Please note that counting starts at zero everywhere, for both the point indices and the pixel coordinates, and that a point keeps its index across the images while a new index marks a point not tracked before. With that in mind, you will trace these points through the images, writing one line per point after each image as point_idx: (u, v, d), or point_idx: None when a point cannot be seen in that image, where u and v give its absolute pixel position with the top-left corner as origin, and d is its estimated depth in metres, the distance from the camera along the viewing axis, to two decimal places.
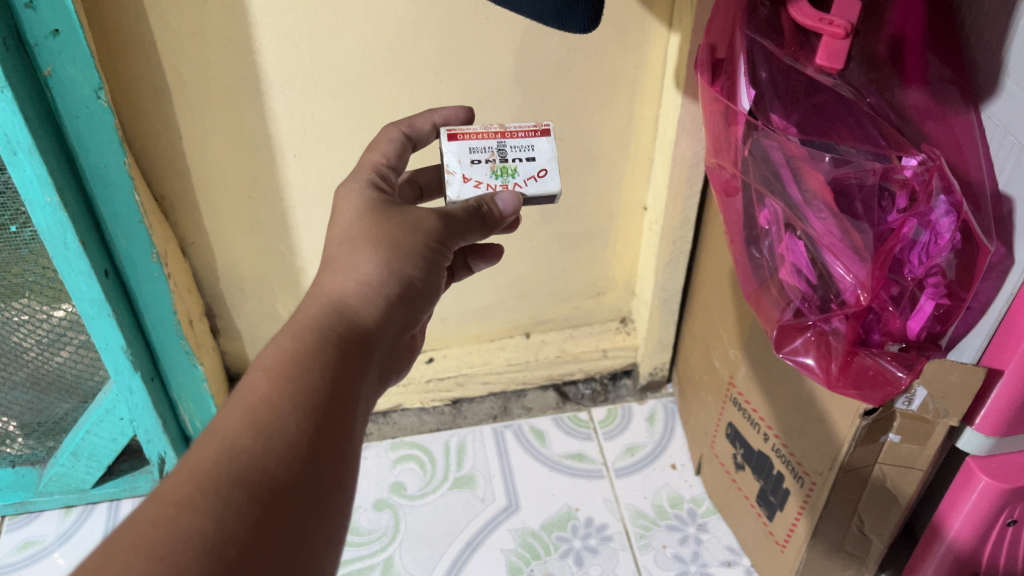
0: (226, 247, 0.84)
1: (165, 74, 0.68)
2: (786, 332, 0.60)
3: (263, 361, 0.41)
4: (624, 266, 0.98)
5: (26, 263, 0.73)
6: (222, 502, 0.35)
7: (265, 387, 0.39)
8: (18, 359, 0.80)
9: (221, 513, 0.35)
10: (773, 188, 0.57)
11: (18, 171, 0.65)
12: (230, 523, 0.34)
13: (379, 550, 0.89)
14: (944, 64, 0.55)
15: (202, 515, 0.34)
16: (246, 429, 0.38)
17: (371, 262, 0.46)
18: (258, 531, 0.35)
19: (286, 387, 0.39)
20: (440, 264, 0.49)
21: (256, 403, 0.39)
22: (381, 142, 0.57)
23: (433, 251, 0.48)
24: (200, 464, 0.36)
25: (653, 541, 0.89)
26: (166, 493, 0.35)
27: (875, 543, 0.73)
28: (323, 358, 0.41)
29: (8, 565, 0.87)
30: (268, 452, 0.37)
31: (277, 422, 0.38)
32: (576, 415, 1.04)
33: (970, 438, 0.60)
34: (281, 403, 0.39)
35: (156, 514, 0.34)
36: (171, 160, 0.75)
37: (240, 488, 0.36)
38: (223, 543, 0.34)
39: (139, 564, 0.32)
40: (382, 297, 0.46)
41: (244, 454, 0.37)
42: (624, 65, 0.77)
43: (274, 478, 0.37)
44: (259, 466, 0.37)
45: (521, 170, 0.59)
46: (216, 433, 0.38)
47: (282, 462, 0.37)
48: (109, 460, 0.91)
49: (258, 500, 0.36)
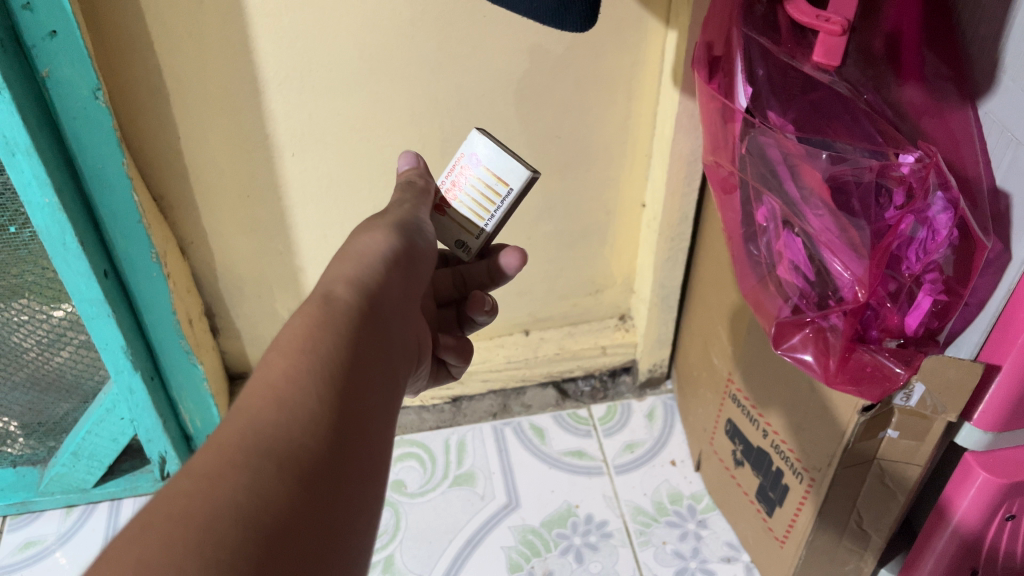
0: (225, 246, 0.84)
1: (162, 75, 0.68)
2: (784, 329, 0.61)
3: (280, 343, 0.40)
4: (623, 263, 0.99)
5: (25, 264, 0.74)
6: (253, 472, 0.33)
7: (281, 362, 0.38)
8: (18, 359, 0.80)
9: (255, 484, 0.33)
10: (771, 185, 0.57)
11: (17, 172, 0.65)
12: (267, 494, 0.33)
13: (382, 547, 0.90)
14: (940, 61, 0.55)
15: (236, 486, 0.32)
16: (270, 404, 0.36)
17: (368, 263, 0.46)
18: (297, 505, 0.33)
19: (304, 360, 0.39)
20: (424, 231, 0.53)
21: (277, 378, 0.38)
22: None
23: (407, 222, 0.53)
24: (230, 441, 0.34)
25: (653, 537, 0.89)
26: (198, 466, 0.33)
27: (874, 539, 0.73)
28: (332, 326, 0.41)
29: (9, 565, 0.88)
30: (293, 421, 0.36)
31: (303, 396, 0.37)
32: (576, 412, 1.04)
33: (968, 433, 0.61)
34: (300, 373, 0.38)
35: (189, 487, 0.32)
36: (169, 160, 0.75)
37: (271, 460, 0.34)
38: (260, 512, 0.32)
39: (178, 531, 0.30)
40: (376, 263, 0.47)
41: (270, 426, 0.36)
42: (622, 62, 0.77)
43: (302, 446, 0.35)
44: (285, 435, 0.35)
45: None
46: (242, 412, 0.36)
47: (311, 431, 0.36)
48: (109, 460, 0.91)
49: (290, 470, 0.34)
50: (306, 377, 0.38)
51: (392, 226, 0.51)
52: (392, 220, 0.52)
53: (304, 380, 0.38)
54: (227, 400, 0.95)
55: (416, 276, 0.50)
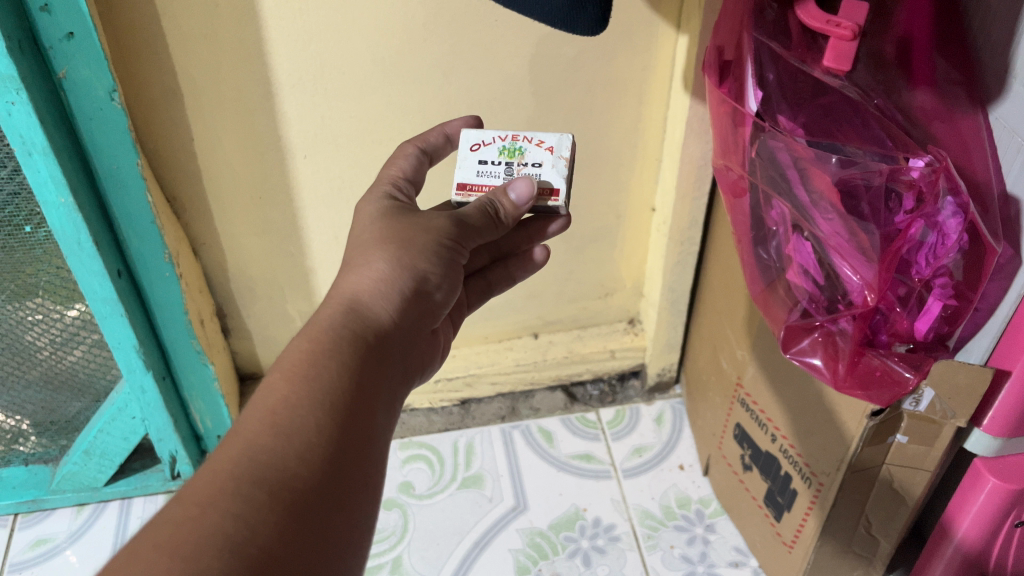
0: (237, 248, 0.85)
1: (177, 76, 0.69)
2: (793, 332, 0.60)
3: (283, 365, 0.43)
4: (634, 266, 0.99)
5: (39, 263, 0.74)
6: (243, 499, 0.36)
7: (284, 388, 0.42)
8: (31, 358, 0.81)
9: (243, 511, 0.36)
10: (781, 189, 0.57)
11: (33, 173, 0.65)
12: (254, 521, 0.36)
13: (387, 550, 0.90)
14: (950, 65, 0.55)
15: (224, 513, 0.36)
16: (266, 429, 0.40)
17: (371, 269, 0.49)
18: (283, 534, 0.36)
19: (304, 385, 0.42)
20: (457, 261, 0.52)
21: (276, 404, 0.41)
22: (398, 157, 0.59)
23: (447, 246, 0.51)
24: (223, 465, 0.38)
25: (660, 541, 0.89)
26: (189, 493, 0.37)
27: (883, 545, 0.72)
28: (332, 352, 0.44)
29: (20, 563, 0.88)
30: (287, 449, 0.39)
31: (296, 422, 0.40)
32: (584, 416, 1.04)
33: (978, 439, 0.60)
34: (298, 403, 0.41)
35: (178, 513, 0.36)
36: (183, 162, 0.75)
37: (261, 488, 0.37)
38: (246, 542, 0.35)
39: (163, 562, 0.33)
40: (394, 291, 0.48)
41: (264, 452, 0.39)
42: (633, 65, 0.77)
43: (296, 475, 0.39)
44: (278, 462, 0.39)
45: (528, 153, 0.60)
46: (239, 435, 0.40)
47: (303, 460, 0.39)
48: (121, 459, 0.91)
49: (279, 497, 0.37)
50: (305, 405, 0.41)
51: (427, 246, 0.50)
52: (429, 235, 0.51)
53: (302, 408, 0.41)
54: (238, 406, 0.96)
55: (437, 305, 0.51)
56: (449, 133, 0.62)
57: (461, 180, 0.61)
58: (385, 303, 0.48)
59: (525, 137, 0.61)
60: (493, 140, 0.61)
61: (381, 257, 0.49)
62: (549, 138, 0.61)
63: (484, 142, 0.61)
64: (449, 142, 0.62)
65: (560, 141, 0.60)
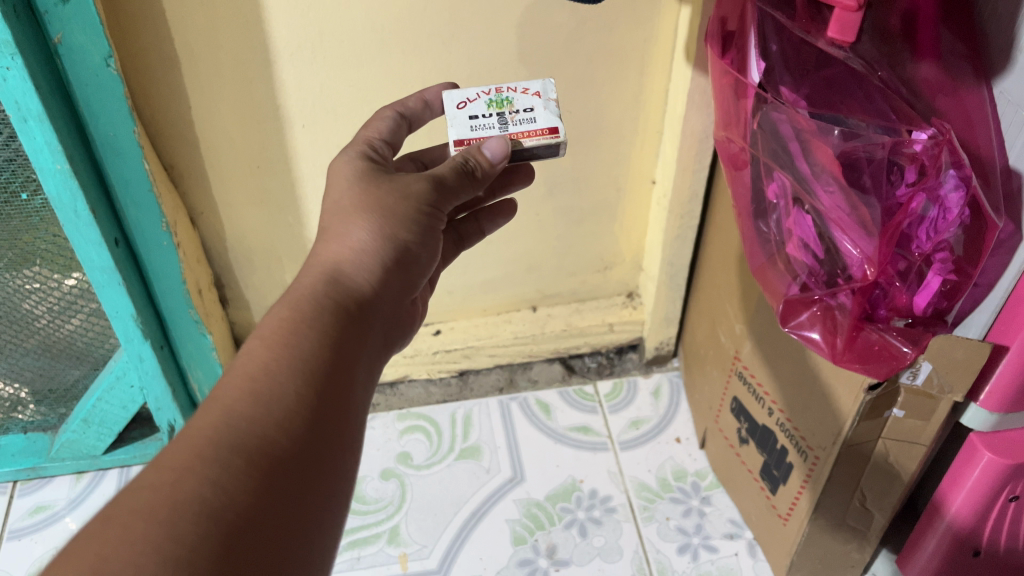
0: (235, 218, 0.84)
1: (174, 44, 0.68)
2: (793, 306, 0.60)
3: (262, 331, 0.43)
4: (633, 240, 0.98)
5: (36, 231, 0.74)
6: (221, 466, 0.37)
7: (263, 355, 0.42)
8: (29, 326, 0.81)
9: (221, 478, 0.36)
10: (782, 161, 0.57)
11: (28, 139, 0.65)
12: (231, 488, 0.36)
13: (386, 519, 0.90)
14: (956, 38, 0.54)
15: (201, 480, 0.36)
16: (245, 397, 0.40)
17: (351, 240, 0.48)
18: (260, 499, 0.37)
19: (285, 355, 0.42)
20: (436, 227, 0.51)
21: (255, 371, 0.41)
22: (374, 120, 0.59)
23: (425, 213, 0.50)
24: (202, 432, 0.38)
25: (656, 513, 0.90)
26: (169, 458, 0.37)
27: (877, 518, 0.73)
28: (317, 322, 0.44)
29: (20, 528, 0.89)
30: (268, 418, 0.39)
31: (278, 391, 0.40)
32: (582, 388, 1.04)
33: (974, 414, 0.61)
34: (278, 369, 0.41)
35: (159, 479, 0.36)
36: (180, 130, 0.75)
37: (240, 455, 0.37)
38: (223, 509, 0.35)
39: (142, 527, 0.33)
40: (375, 260, 0.48)
41: (243, 420, 0.39)
42: (635, 37, 0.76)
43: (275, 442, 0.39)
44: (258, 430, 0.39)
45: (517, 100, 0.60)
46: (217, 401, 0.40)
47: (281, 427, 0.39)
48: (120, 427, 0.92)
49: (257, 465, 0.37)
50: (284, 372, 0.41)
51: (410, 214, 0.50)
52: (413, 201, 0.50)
53: (280, 375, 0.41)
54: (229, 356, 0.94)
55: (418, 272, 0.51)
56: (428, 99, 0.61)
57: (458, 137, 0.59)
58: (364, 272, 0.48)
59: (509, 88, 0.60)
60: (477, 96, 0.60)
61: (361, 226, 0.49)
62: (532, 85, 0.61)
63: (470, 99, 0.60)
64: (428, 107, 0.61)
65: (544, 86, 0.61)
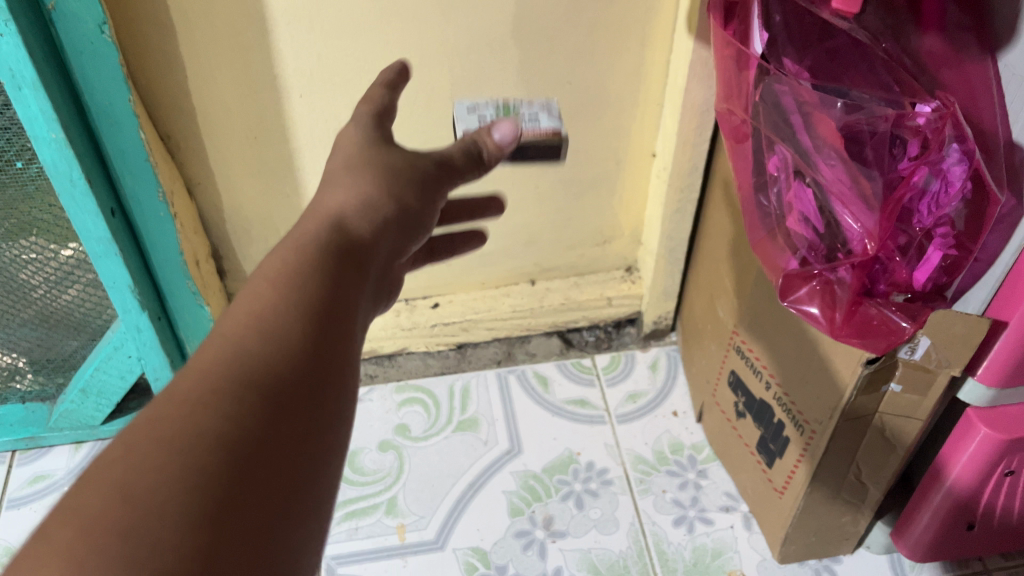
0: (232, 189, 0.84)
1: (170, 11, 0.67)
2: (791, 281, 0.60)
3: (265, 271, 0.39)
4: (632, 213, 0.98)
5: (32, 201, 0.74)
6: (227, 403, 0.32)
7: (265, 292, 0.37)
8: (26, 296, 0.81)
9: (228, 413, 0.32)
10: (783, 134, 0.57)
11: (23, 106, 0.64)
12: (238, 423, 0.32)
13: (385, 490, 0.91)
14: (961, 10, 0.53)
15: (202, 419, 0.31)
16: (250, 332, 0.35)
17: (350, 186, 0.44)
18: (268, 436, 0.32)
19: (287, 294, 0.37)
20: (439, 198, 0.47)
21: (258, 308, 0.36)
22: None
23: (432, 179, 0.47)
24: (204, 368, 0.33)
25: (653, 485, 0.90)
26: None
27: (871, 493, 0.74)
28: (319, 264, 0.39)
29: (18, 497, 0.90)
30: (277, 353, 0.35)
31: (282, 326, 0.36)
32: (580, 361, 1.05)
33: (971, 389, 0.61)
34: (284, 307, 0.37)
35: None
36: (176, 99, 0.74)
37: (249, 390, 0.33)
38: (227, 441, 0.31)
39: None
40: (375, 211, 0.44)
41: (251, 355, 0.34)
42: (636, 7, 0.75)
43: (282, 378, 0.34)
44: (266, 365, 0.34)
45: (522, 107, 0.59)
46: (219, 337, 0.35)
47: (292, 365, 0.35)
48: (118, 398, 0.92)
49: (267, 402, 0.33)
50: (291, 309, 0.37)
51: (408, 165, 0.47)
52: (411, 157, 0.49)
53: (287, 311, 0.36)
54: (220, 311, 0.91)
55: (416, 230, 0.46)
56: None
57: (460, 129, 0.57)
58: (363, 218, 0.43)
59: (519, 101, 0.60)
60: (487, 104, 0.59)
61: (357, 179, 0.45)
62: (539, 102, 0.60)
63: (478, 105, 0.59)
64: None
65: (549, 102, 0.60)
